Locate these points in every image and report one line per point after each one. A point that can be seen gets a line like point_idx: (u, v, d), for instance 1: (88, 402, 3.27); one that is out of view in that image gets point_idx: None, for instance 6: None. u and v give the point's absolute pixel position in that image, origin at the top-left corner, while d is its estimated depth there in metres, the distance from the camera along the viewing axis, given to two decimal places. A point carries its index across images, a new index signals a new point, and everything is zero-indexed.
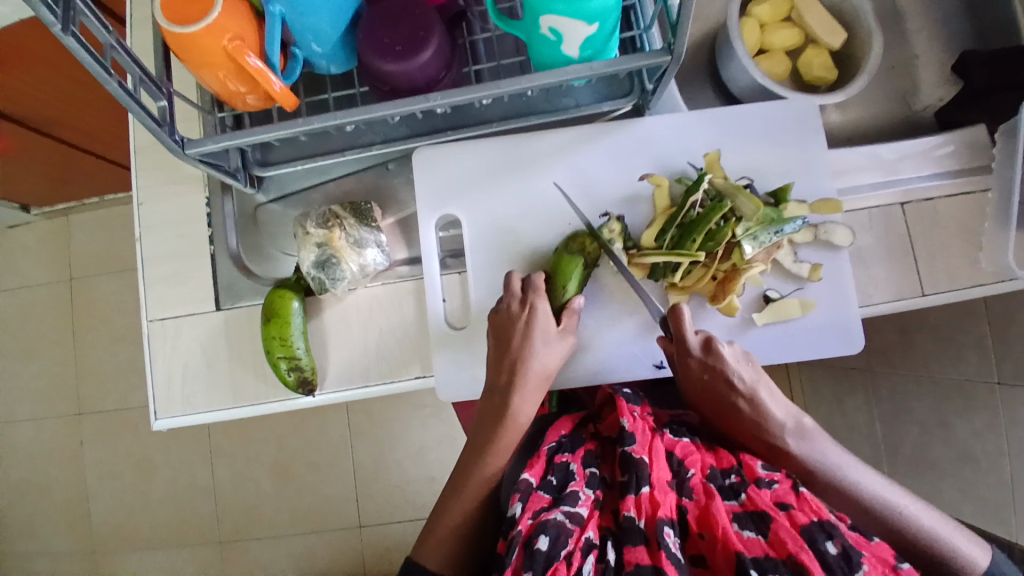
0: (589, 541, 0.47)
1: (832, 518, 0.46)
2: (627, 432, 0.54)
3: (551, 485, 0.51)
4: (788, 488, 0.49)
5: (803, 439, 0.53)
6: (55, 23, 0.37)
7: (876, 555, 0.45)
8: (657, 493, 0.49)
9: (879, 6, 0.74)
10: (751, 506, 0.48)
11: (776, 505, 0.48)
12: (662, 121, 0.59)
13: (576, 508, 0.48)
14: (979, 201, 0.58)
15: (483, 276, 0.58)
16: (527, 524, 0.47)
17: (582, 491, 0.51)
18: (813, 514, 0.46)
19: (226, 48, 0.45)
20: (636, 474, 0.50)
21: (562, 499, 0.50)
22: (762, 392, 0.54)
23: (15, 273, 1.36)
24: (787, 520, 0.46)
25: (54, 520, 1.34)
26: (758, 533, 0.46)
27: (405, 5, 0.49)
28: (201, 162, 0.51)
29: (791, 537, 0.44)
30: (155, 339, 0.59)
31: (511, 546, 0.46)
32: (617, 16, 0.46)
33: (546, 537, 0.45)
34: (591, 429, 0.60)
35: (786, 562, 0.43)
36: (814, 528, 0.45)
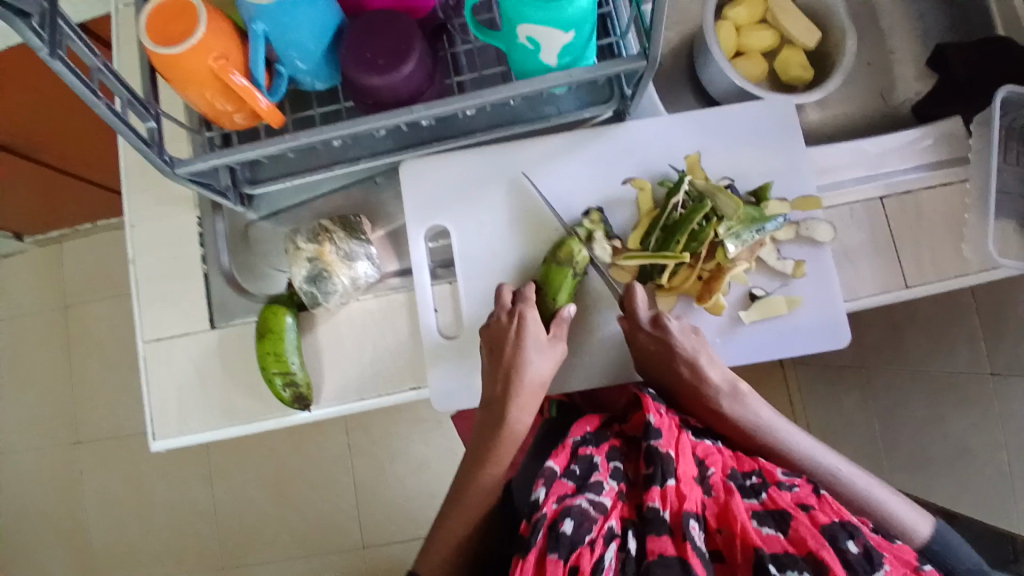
0: (612, 530, 0.47)
1: (854, 519, 0.45)
2: (652, 427, 0.53)
3: (575, 474, 0.52)
4: (810, 491, 0.48)
5: (737, 401, 0.55)
6: (42, 48, 0.38)
7: (897, 557, 0.44)
8: (681, 486, 0.48)
9: (853, 6, 0.76)
10: (772, 504, 0.47)
11: (797, 506, 0.47)
12: (644, 125, 0.60)
13: (601, 497, 0.49)
14: (960, 192, 0.59)
15: (474, 284, 0.59)
16: (551, 508, 0.48)
17: (606, 482, 0.51)
18: (834, 516, 0.45)
19: (212, 68, 0.46)
20: (661, 467, 0.49)
21: (585, 487, 0.50)
22: (704, 360, 0.55)
23: (9, 301, 1.36)
24: (808, 519, 0.45)
25: (52, 551, 1.32)
26: (778, 531, 0.45)
27: (386, 20, 0.50)
28: (191, 181, 0.52)
29: (811, 535, 0.44)
30: (150, 361, 0.59)
31: (535, 528, 0.47)
32: (592, 24, 0.48)
33: (571, 521, 0.46)
34: (616, 429, 0.60)
35: (805, 559, 0.43)
36: (835, 527, 0.44)
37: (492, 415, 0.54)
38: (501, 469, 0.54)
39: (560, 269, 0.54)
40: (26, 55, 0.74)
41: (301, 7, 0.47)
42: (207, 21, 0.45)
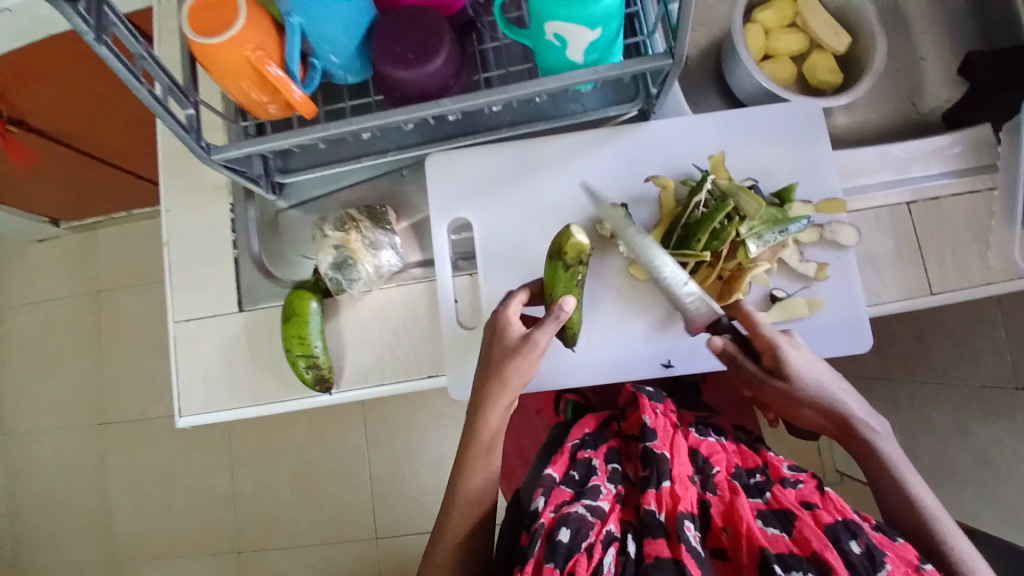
0: (611, 534, 0.48)
1: (856, 517, 0.45)
2: (649, 429, 0.54)
3: (574, 479, 0.53)
4: (813, 488, 0.48)
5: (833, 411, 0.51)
6: (89, 32, 0.40)
7: (901, 556, 0.42)
8: (677, 487, 0.49)
9: (884, 11, 0.76)
10: (776, 503, 0.47)
11: (801, 505, 0.47)
12: (667, 124, 0.60)
13: (597, 501, 0.50)
14: (987, 199, 0.59)
15: (494, 277, 0.60)
16: (549, 516, 0.49)
17: (603, 486, 0.52)
18: (837, 514, 0.45)
19: (249, 58, 0.48)
20: (657, 468, 0.51)
21: (583, 493, 0.51)
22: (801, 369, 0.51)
23: (45, 285, 1.41)
24: (811, 519, 0.45)
25: (76, 529, 1.36)
26: (783, 531, 0.45)
27: (417, 16, 0.51)
28: (226, 168, 0.54)
29: (816, 535, 0.43)
30: (180, 342, 0.61)
31: (534, 537, 0.47)
32: (618, 22, 0.48)
33: (567, 530, 0.46)
34: (616, 428, 0.62)
35: (809, 559, 0.42)
36: (838, 527, 0.44)
37: (496, 418, 0.53)
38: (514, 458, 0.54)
39: (556, 263, 0.52)
40: (59, 47, 0.76)
41: (336, 1, 0.48)
42: (246, 13, 0.47)
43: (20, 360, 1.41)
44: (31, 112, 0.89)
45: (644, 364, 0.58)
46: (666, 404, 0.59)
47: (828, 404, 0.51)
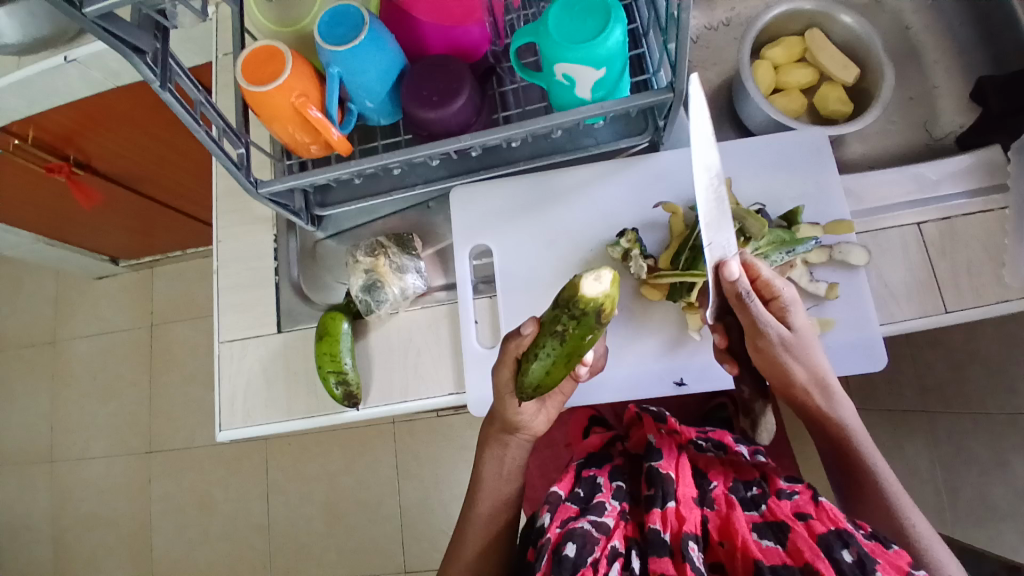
0: (615, 549, 0.49)
1: (849, 527, 0.46)
2: (654, 449, 0.57)
3: (579, 496, 0.55)
4: (808, 498, 0.49)
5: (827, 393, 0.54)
6: (155, 81, 0.47)
7: (893, 563, 0.44)
8: (682, 508, 0.51)
9: (895, 45, 0.78)
10: (771, 516, 0.49)
11: (795, 516, 0.49)
12: (677, 154, 0.64)
13: (603, 517, 0.51)
14: (1000, 219, 0.59)
15: (513, 300, 0.63)
16: (555, 532, 0.51)
17: (607, 502, 0.53)
18: (830, 524, 0.47)
19: (294, 103, 0.54)
20: (662, 489, 0.52)
21: (588, 509, 0.52)
22: (803, 344, 0.52)
23: (103, 318, 1.52)
24: (805, 530, 0.47)
25: (119, 553, 1.42)
26: (777, 543, 0.47)
27: (442, 64, 0.57)
28: (270, 201, 0.59)
29: (808, 546, 0.45)
30: (224, 359, 0.67)
31: (542, 553, 0.50)
32: (623, 61, 0.53)
33: (573, 545, 0.47)
34: (619, 448, 0.64)
35: (802, 569, 0.44)
36: (830, 536, 0.46)
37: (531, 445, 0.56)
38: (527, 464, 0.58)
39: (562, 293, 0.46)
40: (120, 95, 0.85)
41: (370, 53, 0.54)
42: (292, 65, 0.53)
43: (77, 389, 1.50)
44: (94, 153, 0.99)
45: (657, 384, 0.60)
46: (670, 422, 0.64)
47: (824, 375, 0.54)
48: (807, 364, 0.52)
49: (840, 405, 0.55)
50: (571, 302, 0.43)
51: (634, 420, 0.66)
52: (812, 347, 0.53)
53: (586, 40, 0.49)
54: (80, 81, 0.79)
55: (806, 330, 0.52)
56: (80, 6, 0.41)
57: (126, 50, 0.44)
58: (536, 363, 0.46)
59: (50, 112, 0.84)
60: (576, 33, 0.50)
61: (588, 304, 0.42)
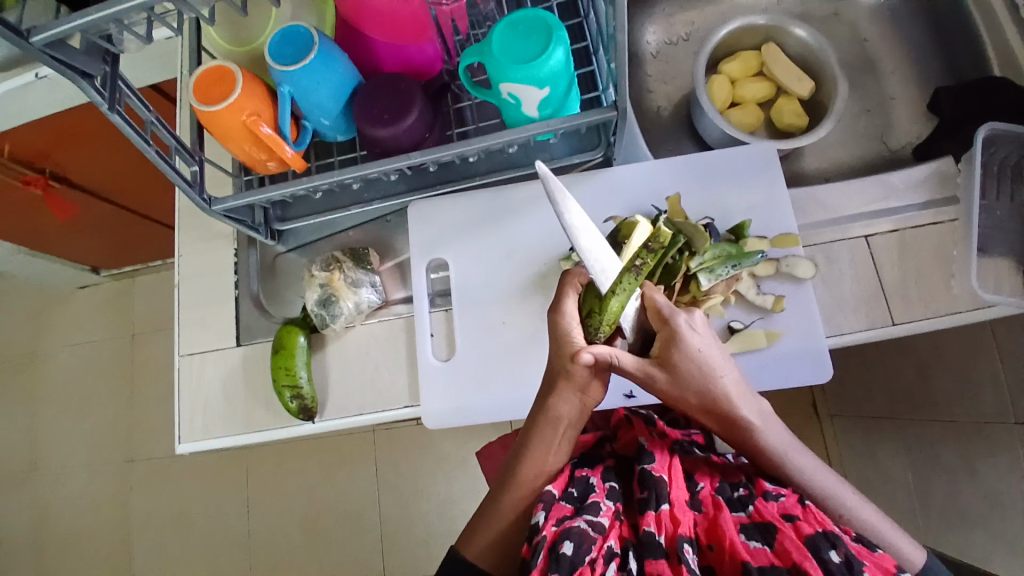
0: (612, 549, 0.50)
1: (836, 529, 0.47)
2: (646, 451, 0.59)
3: (572, 495, 0.54)
4: (794, 500, 0.50)
5: (748, 400, 0.52)
6: (103, 103, 0.48)
7: (878, 565, 0.46)
8: (676, 510, 0.51)
9: (852, 59, 0.81)
10: (758, 516, 0.50)
11: (782, 517, 0.49)
12: (631, 169, 0.64)
13: (598, 517, 0.52)
14: (950, 230, 0.60)
15: (467, 313, 0.64)
16: (551, 530, 0.50)
17: (602, 502, 0.54)
18: (817, 525, 0.47)
19: (245, 122, 0.54)
20: (655, 491, 0.53)
21: (583, 509, 0.52)
22: (708, 360, 0.50)
23: (84, 329, 1.52)
24: (791, 530, 0.48)
25: (98, 566, 1.41)
26: (764, 543, 0.48)
27: (393, 82, 0.57)
28: (225, 217, 0.60)
29: (795, 546, 0.46)
30: (184, 373, 0.67)
31: (537, 549, 0.49)
32: (566, 80, 0.53)
33: (570, 543, 0.48)
34: (608, 449, 0.65)
35: (788, 570, 0.45)
36: (818, 537, 0.47)
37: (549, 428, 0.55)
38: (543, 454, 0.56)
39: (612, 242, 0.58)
40: (93, 111, 0.86)
41: (320, 72, 0.55)
42: (242, 84, 0.54)
43: (56, 401, 1.50)
44: (70, 167, 1.00)
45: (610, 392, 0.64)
46: (660, 426, 0.65)
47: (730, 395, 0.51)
48: (706, 386, 0.51)
49: (749, 427, 0.52)
50: (651, 240, 0.49)
51: (623, 422, 0.67)
52: (705, 370, 0.50)
53: (528, 60, 0.50)
54: (51, 98, 0.80)
55: (706, 357, 0.50)
56: (27, 35, 0.42)
57: (76, 76, 0.46)
58: (611, 299, 0.47)
59: (23, 128, 0.85)
60: (518, 53, 0.50)
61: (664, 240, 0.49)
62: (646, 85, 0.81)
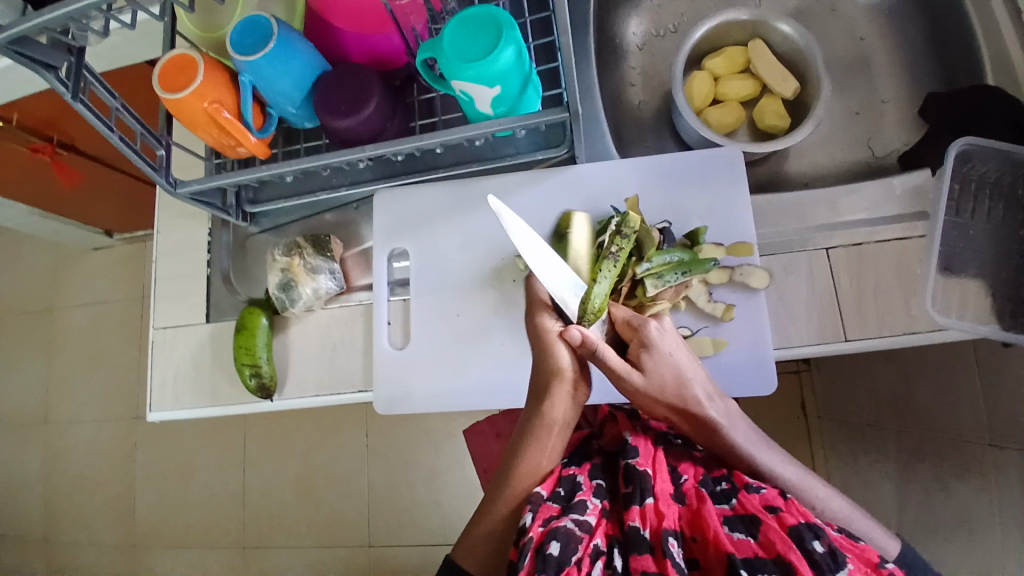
0: (598, 548, 0.44)
1: (820, 521, 0.43)
2: (631, 445, 0.53)
3: (560, 494, 0.49)
4: (776, 492, 0.46)
5: (716, 402, 0.54)
6: (65, 92, 0.49)
7: (861, 557, 0.42)
8: (661, 504, 0.46)
9: (846, 58, 0.77)
10: (741, 509, 0.45)
11: (765, 509, 0.45)
12: (593, 168, 0.65)
13: (585, 516, 0.46)
14: (915, 248, 0.59)
15: (424, 303, 0.66)
16: (538, 531, 0.45)
17: (590, 500, 0.48)
18: (800, 517, 0.43)
19: (207, 109, 0.55)
20: (640, 485, 0.48)
21: (570, 508, 0.47)
22: (678, 360, 0.54)
23: (96, 290, 1.58)
24: (775, 522, 0.43)
25: (104, 514, 1.50)
26: (748, 535, 0.43)
27: (353, 73, 0.58)
28: (192, 200, 0.62)
29: (780, 537, 0.42)
30: (157, 345, 0.70)
31: (523, 552, 0.44)
32: (519, 79, 0.53)
33: (556, 542, 0.42)
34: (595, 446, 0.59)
35: (775, 563, 0.40)
36: (801, 528, 0.42)
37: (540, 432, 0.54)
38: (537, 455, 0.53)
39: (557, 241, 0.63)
40: None
41: (282, 64, 0.56)
42: (204, 71, 0.54)
43: (70, 356, 1.57)
44: (77, 137, 1.03)
45: None
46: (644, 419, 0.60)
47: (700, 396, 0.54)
48: (678, 385, 0.53)
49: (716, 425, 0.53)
50: (625, 227, 0.59)
51: (608, 419, 0.61)
52: (674, 371, 0.53)
53: (478, 58, 0.49)
54: None
55: (677, 359, 0.54)
56: None
57: (39, 69, 0.47)
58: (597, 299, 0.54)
59: (26, 98, 0.88)
60: (468, 52, 0.50)
61: (635, 222, 0.59)
62: (629, 78, 0.79)
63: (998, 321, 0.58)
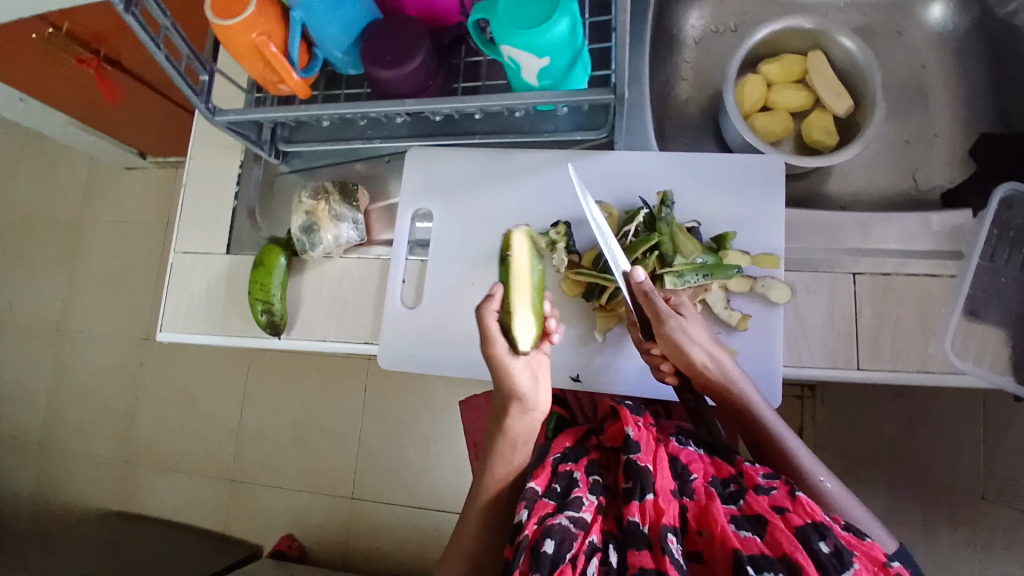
0: (593, 544, 0.43)
1: (827, 520, 0.43)
2: (632, 440, 0.49)
3: (555, 491, 0.47)
4: (785, 493, 0.45)
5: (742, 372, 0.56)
6: (118, 3, 0.49)
7: (868, 555, 0.41)
8: (661, 501, 0.45)
9: (908, 84, 0.75)
10: (748, 510, 0.45)
11: (772, 510, 0.45)
12: (629, 156, 0.64)
13: (581, 513, 0.44)
14: (943, 287, 0.57)
15: (441, 267, 0.66)
16: (532, 528, 0.43)
17: (585, 497, 0.46)
18: (807, 517, 0.43)
19: (254, 41, 0.55)
20: (640, 481, 0.46)
21: (566, 505, 0.45)
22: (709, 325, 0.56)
23: (124, 209, 1.61)
24: (781, 522, 0.43)
25: (103, 427, 1.54)
26: (755, 534, 0.43)
27: (403, 24, 0.57)
28: (228, 129, 0.62)
29: (786, 538, 0.42)
30: (176, 269, 0.71)
31: (517, 550, 0.43)
32: (570, 52, 0.52)
33: (551, 540, 0.41)
34: (594, 442, 0.56)
35: (781, 562, 0.41)
36: (807, 528, 0.42)
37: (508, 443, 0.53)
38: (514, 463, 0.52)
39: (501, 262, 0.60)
40: None
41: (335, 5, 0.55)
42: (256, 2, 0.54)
43: (91, 269, 1.60)
44: (124, 54, 1.03)
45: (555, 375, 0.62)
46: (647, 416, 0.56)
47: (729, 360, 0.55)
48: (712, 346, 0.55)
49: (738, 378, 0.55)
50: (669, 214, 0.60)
51: (609, 414, 0.57)
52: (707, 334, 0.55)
53: (531, 26, 0.48)
54: None
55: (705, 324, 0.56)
56: None
57: None
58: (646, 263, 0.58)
59: (81, 8, 0.89)
60: (523, 18, 0.49)
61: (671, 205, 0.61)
62: (680, 71, 0.78)
63: (1015, 374, 0.56)
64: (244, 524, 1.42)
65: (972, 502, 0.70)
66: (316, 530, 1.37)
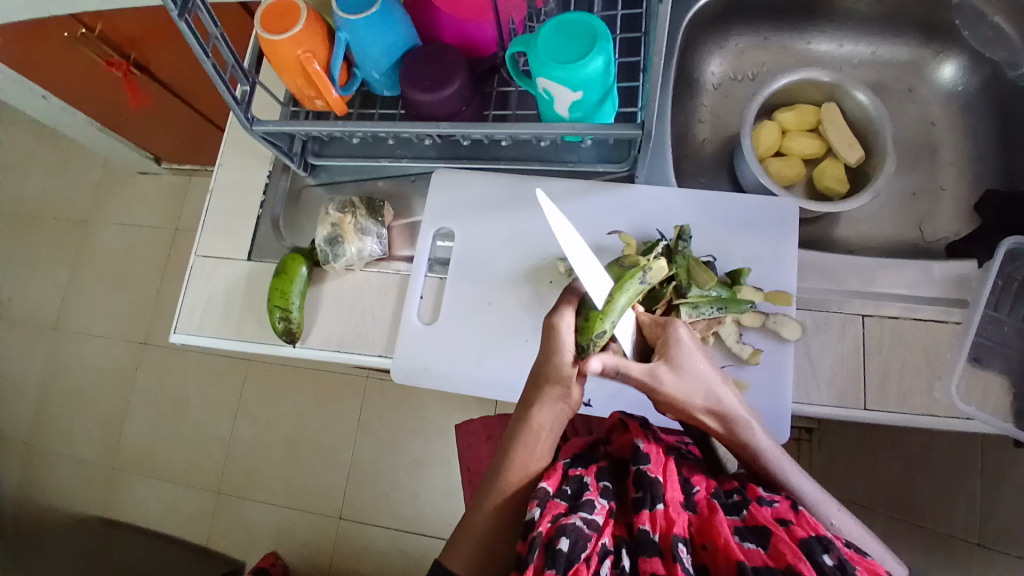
0: (605, 547, 0.44)
1: (829, 535, 0.44)
2: (643, 451, 0.51)
3: (567, 493, 0.48)
4: (787, 506, 0.47)
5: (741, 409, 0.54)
6: (173, 10, 0.51)
7: (869, 569, 0.43)
8: (671, 511, 0.46)
9: (915, 139, 0.78)
10: (751, 520, 0.46)
11: (774, 521, 0.46)
12: (651, 191, 0.66)
13: (594, 515, 0.46)
14: (949, 332, 0.59)
15: (459, 286, 0.67)
16: (546, 526, 0.45)
17: (597, 500, 0.47)
18: (810, 530, 0.44)
19: (299, 57, 0.57)
20: (651, 491, 0.47)
21: (578, 506, 0.46)
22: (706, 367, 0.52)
23: (135, 213, 1.62)
24: (785, 534, 0.44)
25: (91, 430, 1.52)
26: (757, 545, 0.44)
27: (442, 52, 0.60)
28: (263, 139, 0.64)
29: (790, 550, 0.42)
30: (195, 271, 0.72)
31: (532, 546, 0.44)
32: (603, 88, 0.55)
33: (566, 539, 0.42)
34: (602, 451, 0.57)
35: (783, 571, 0.41)
36: (811, 541, 0.43)
37: (532, 429, 0.53)
38: (535, 448, 0.53)
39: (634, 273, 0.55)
40: None
41: (380, 29, 0.58)
42: (304, 20, 0.56)
43: (93, 271, 1.61)
44: (154, 62, 1.06)
45: None
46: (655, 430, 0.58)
47: (721, 404, 0.52)
48: (703, 391, 0.51)
49: (743, 433, 0.52)
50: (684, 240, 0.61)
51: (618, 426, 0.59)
52: (703, 375, 0.52)
53: (568, 61, 0.51)
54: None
55: (702, 364, 0.52)
56: None
57: None
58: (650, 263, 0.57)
59: (121, 13, 0.91)
60: (561, 53, 0.51)
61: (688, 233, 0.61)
62: (699, 114, 0.81)
63: (1016, 422, 0.58)
64: (227, 539, 1.39)
65: (970, 551, 0.70)
66: (301, 549, 1.34)
